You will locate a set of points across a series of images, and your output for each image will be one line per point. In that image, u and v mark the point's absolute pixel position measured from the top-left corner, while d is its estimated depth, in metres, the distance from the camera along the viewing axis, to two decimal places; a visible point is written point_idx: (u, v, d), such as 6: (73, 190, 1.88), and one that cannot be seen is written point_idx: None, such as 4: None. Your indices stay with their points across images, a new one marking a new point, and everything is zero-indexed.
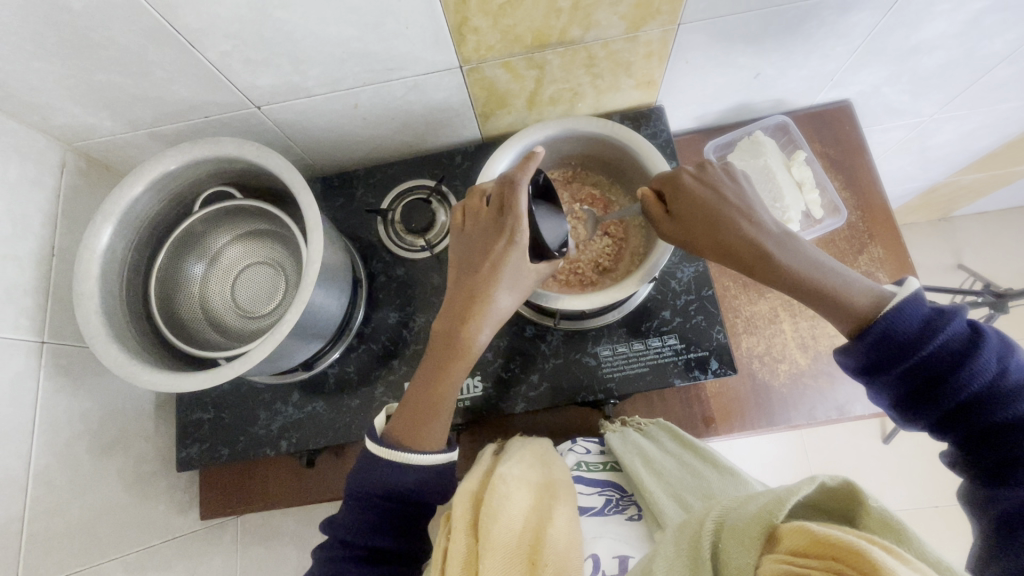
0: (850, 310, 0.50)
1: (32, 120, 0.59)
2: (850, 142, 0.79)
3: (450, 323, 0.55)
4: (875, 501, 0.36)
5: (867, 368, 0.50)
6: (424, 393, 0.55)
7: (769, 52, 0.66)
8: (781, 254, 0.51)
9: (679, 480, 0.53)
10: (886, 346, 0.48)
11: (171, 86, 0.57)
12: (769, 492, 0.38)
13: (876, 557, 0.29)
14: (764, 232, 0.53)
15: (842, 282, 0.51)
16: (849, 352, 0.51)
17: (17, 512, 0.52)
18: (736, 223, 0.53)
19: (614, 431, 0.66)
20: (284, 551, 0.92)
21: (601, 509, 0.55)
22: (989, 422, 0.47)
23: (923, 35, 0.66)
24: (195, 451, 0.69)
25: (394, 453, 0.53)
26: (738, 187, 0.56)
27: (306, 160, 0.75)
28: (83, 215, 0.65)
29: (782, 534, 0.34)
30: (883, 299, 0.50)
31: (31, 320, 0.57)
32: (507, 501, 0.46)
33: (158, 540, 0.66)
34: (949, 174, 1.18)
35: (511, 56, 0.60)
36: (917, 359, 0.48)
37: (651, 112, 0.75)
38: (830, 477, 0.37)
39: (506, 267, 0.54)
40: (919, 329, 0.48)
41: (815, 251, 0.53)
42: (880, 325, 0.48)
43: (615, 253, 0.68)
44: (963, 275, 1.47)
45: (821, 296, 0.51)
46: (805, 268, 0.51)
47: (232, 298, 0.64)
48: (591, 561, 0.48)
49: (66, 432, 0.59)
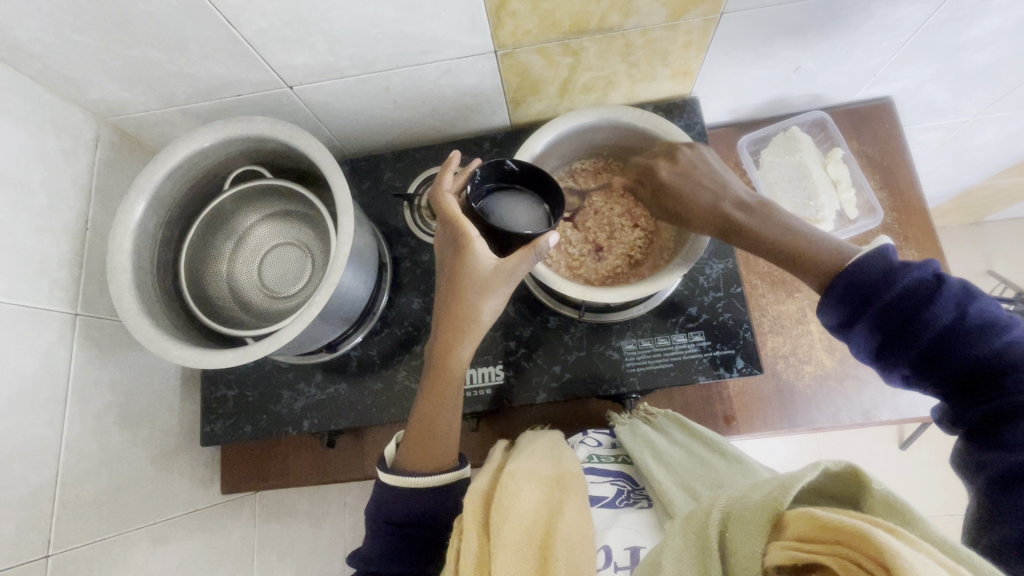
0: (814, 264, 0.52)
1: (68, 93, 0.59)
2: (889, 140, 0.76)
3: (434, 348, 0.57)
4: (878, 483, 0.35)
5: (845, 322, 0.50)
6: (417, 416, 0.56)
7: (811, 45, 0.64)
8: (750, 221, 0.55)
9: (688, 470, 0.53)
10: (851, 298, 0.48)
11: (206, 63, 0.57)
12: (773, 480, 0.38)
13: (881, 539, 0.28)
14: (737, 206, 0.57)
15: (815, 244, 0.52)
16: (826, 308, 0.51)
17: (50, 478, 0.53)
18: (709, 204, 0.58)
19: (624, 424, 0.65)
20: (300, 528, 0.93)
21: (612, 499, 0.53)
22: (961, 365, 0.45)
23: (976, 31, 0.64)
24: (219, 427, 0.70)
25: (402, 479, 0.54)
26: (709, 170, 0.59)
27: (334, 142, 0.75)
28: (116, 189, 0.66)
29: (788, 520, 0.34)
30: (846, 253, 0.51)
31: (65, 291, 0.58)
32: (516, 498, 0.47)
33: (180, 511, 0.68)
34: (987, 177, 1.15)
35: (547, 42, 0.59)
36: (884, 304, 0.47)
37: (686, 104, 0.74)
38: (833, 462, 0.36)
39: (470, 275, 0.53)
40: (879, 276, 0.48)
41: (794, 217, 0.55)
42: (843, 277, 0.49)
43: (644, 244, 0.67)
44: (993, 281, 1.44)
45: (795, 257, 0.53)
46: (775, 232, 0.54)
47: (259, 278, 0.65)
48: (604, 552, 0.47)
49: (95, 402, 0.60)
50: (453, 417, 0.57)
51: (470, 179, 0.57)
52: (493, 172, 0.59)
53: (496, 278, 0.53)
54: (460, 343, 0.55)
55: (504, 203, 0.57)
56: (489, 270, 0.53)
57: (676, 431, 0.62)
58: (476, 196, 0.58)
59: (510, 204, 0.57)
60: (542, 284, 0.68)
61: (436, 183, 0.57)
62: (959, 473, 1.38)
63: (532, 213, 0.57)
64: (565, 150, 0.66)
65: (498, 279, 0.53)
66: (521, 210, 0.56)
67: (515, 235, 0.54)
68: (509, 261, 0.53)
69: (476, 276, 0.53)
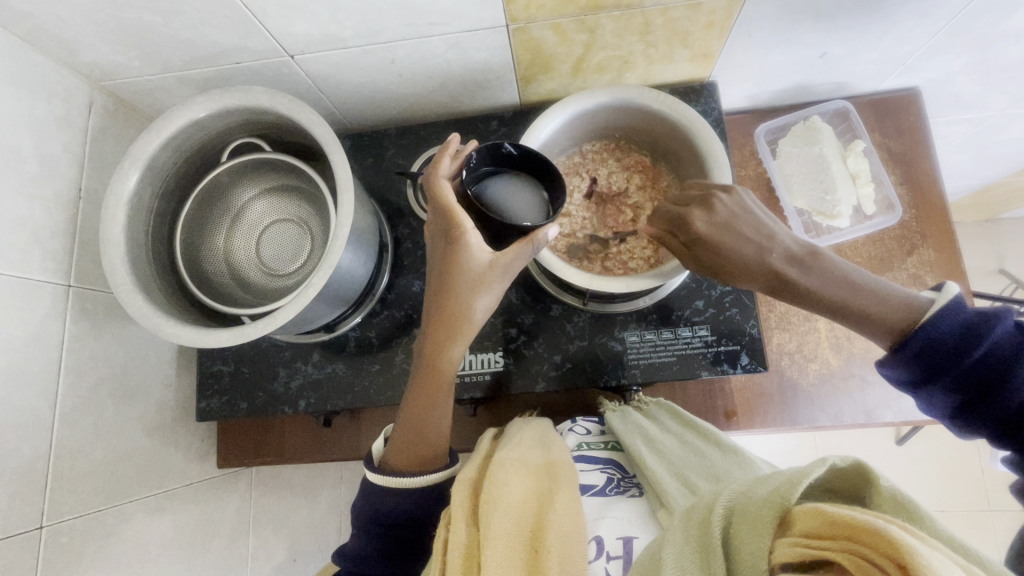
0: (882, 319, 0.49)
1: (60, 55, 0.57)
2: (913, 133, 0.73)
3: (426, 345, 0.55)
4: (887, 481, 0.34)
5: (914, 381, 0.48)
6: (407, 413, 0.55)
7: (840, 30, 0.61)
8: (806, 279, 0.51)
9: (681, 460, 0.52)
10: (931, 358, 0.46)
11: (204, 28, 0.54)
12: (778, 475, 0.37)
13: (894, 533, 0.27)
14: (787, 261, 0.52)
15: (877, 298, 0.49)
16: (892, 365, 0.49)
17: (44, 450, 0.53)
18: (756, 258, 0.52)
19: (613, 411, 0.65)
20: (296, 502, 0.94)
21: (602, 487, 0.53)
22: None
23: (1016, 21, 0.60)
24: (215, 403, 0.70)
25: (390, 479, 0.54)
26: (754, 213, 0.53)
27: (337, 115, 0.73)
28: (110, 158, 0.64)
29: (795, 516, 0.33)
30: (919, 304, 0.48)
31: (58, 263, 0.56)
32: (505, 488, 0.46)
33: (176, 485, 0.68)
34: (1009, 174, 1.11)
35: (562, 18, 0.56)
36: (967, 365, 0.45)
37: (703, 88, 0.70)
38: (842, 459, 0.35)
39: (464, 271, 0.52)
40: (960, 336, 0.46)
41: (845, 267, 0.51)
42: (917, 336, 0.47)
43: (644, 246, 0.64)
44: (1004, 280, 1.42)
45: (850, 312, 0.50)
46: (835, 292, 0.50)
47: (257, 256, 0.63)
48: (594, 543, 0.45)
49: (90, 376, 0.59)
50: (443, 415, 0.56)
51: (466, 163, 0.55)
52: (490, 155, 0.57)
53: (492, 273, 0.52)
54: (452, 341, 0.54)
55: (501, 191, 0.55)
56: (485, 265, 0.51)
57: (669, 421, 0.61)
58: (471, 180, 0.55)
59: (506, 188, 0.55)
60: (545, 271, 0.66)
61: (432, 168, 0.54)
62: (953, 470, 1.39)
63: (531, 202, 0.56)
64: (575, 130, 0.64)
65: (494, 273, 0.52)
66: (517, 200, 0.55)
67: (512, 226, 0.51)
68: (504, 256, 0.51)
69: (470, 272, 0.52)
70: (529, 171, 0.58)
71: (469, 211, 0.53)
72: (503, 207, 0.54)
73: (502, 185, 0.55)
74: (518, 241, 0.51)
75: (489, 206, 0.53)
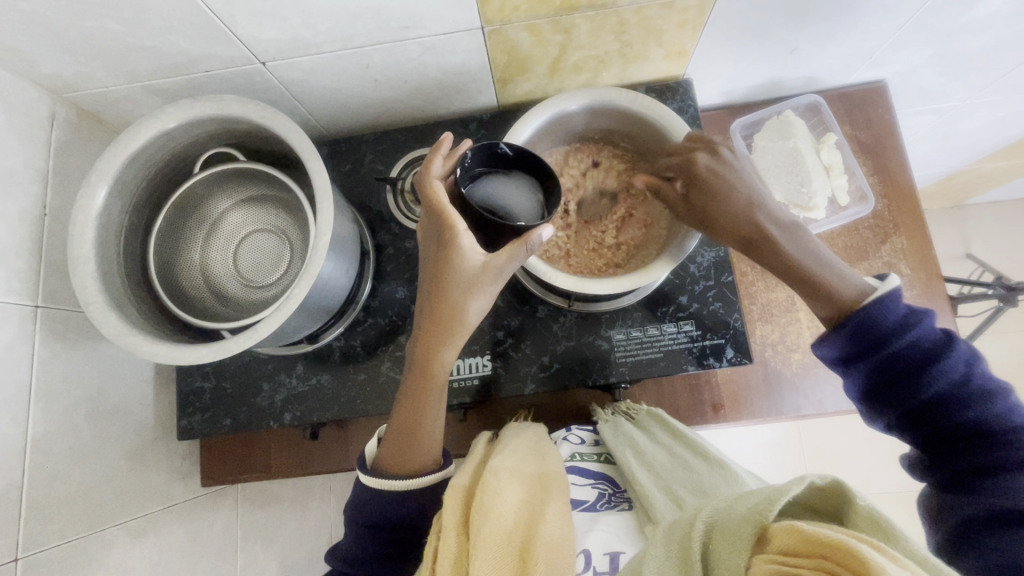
0: (834, 298, 0.51)
1: (16, 67, 0.54)
2: (881, 125, 0.75)
3: (418, 349, 0.55)
4: (862, 499, 0.35)
5: (844, 357, 0.51)
6: (400, 415, 0.55)
7: (808, 26, 0.62)
8: (783, 242, 0.52)
9: (669, 473, 0.53)
10: (864, 338, 0.49)
11: (171, 36, 0.53)
12: (758, 491, 0.38)
13: (865, 553, 0.29)
14: (769, 221, 0.53)
15: (836, 275, 0.51)
16: (830, 340, 0.51)
17: (17, 479, 0.51)
18: (745, 209, 0.53)
19: (606, 421, 0.65)
20: (284, 516, 0.92)
21: (593, 503, 0.54)
22: (955, 423, 0.47)
23: (975, 14, 0.62)
24: (196, 421, 0.68)
25: (382, 483, 0.53)
26: (747, 178, 0.54)
27: (312, 122, 0.71)
28: (75, 171, 0.61)
29: (773, 533, 0.34)
30: (863, 290, 0.51)
31: (25, 283, 0.54)
32: (498, 498, 0.45)
33: (158, 507, 0.66)
34: (971, 161, 1.15)
35: (537, 19, 0.56)
36: (891, 350, 0.48)
37: (679, 86, 0.71)
38: (820, 477, 0.36)
39: (457, 272, 0.51)
40: (895, 325, 0.49)
41: (814, 242, 0.53)
42: (860, 318, 0.49)
43: (618, 252, 0.64)
44: (972, 264, 1.46)
45: (811, 283, 0.52)
46: (806, 262, 0.52)
47: (234, 267, 0.62)
48: (583, 557, 0.46)
49: (62, 400, 0.57)
50: (436, 421, 0.55)
51: (459, 162, 0.54)
52: (486, 157, 0.57)
53: (484, 276, 0.51)
54: (445, 345, 0.54)
55: (492, 188, 0.54)
56: (477, 266, 0.51)
57: (658, 430, 0.62)
58: (466, 180, 0.55)
59: (501, 185, 0.54)
60: (529, 273, 0.66)
61: (424, 167, 0.55)
62: None
63: (524, 199, 0.54)
64: (555, 131, 0.64)
65: (487, 276, 0.51)
66: (514, 196, 0.54)
67: (504, 227, 0.51)
68: (499, 257, 0.51)
69: (462, 272, 0.51)
70: (528, 170, 0.57)
71: (462, 211, 0.53)
72: (494, 203, 0.53)
73: (496, 181, 0.55)
74: (512, 243, 0.51)
75: (483, 204, 0.53)
